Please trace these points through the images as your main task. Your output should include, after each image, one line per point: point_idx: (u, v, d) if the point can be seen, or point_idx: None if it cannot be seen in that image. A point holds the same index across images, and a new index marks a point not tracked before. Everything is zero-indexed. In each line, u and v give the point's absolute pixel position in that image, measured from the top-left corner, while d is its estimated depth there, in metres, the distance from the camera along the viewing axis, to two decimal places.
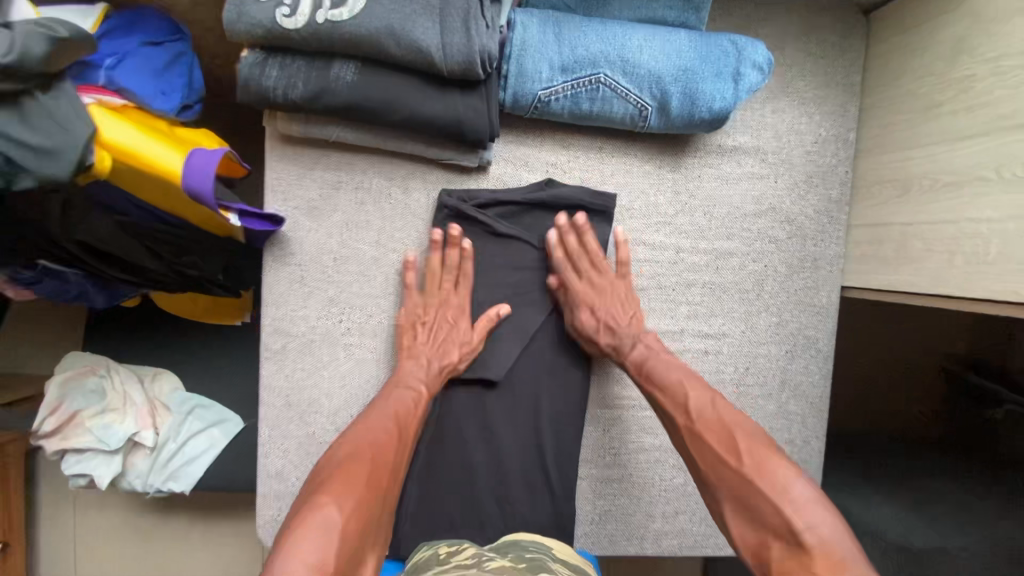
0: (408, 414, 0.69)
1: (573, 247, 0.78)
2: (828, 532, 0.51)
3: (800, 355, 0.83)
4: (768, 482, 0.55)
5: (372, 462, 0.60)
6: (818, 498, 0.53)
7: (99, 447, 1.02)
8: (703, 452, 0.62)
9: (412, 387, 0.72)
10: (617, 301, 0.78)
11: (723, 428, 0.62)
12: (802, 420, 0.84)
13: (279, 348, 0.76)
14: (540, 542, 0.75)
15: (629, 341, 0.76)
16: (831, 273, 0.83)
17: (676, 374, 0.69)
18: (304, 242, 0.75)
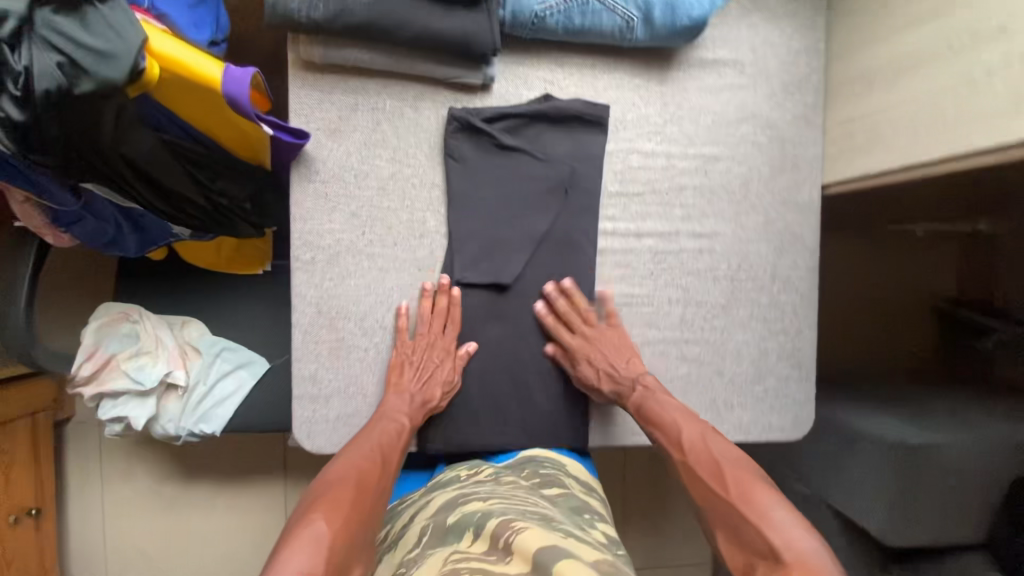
0: (392, 445, 0.76)
1: (562, 308, 0.87)
2: (806, 547, 0.59)
3: (788, 250, 0.90)
4: (749, 506, 0.65)
5: (365, 485, 0.68)
6: (796, 518, 0.62)
7: (134, 388, 1.08)
8: (696, 483, 0.73)
9: (394, 419, 0.79)
10: (611, 348, 0.87)
11: (712, 461, 0.73)
12: (794, 310, 0.91)
13: (308, 260, 0.83)
14: (555, 461, 0.85)
15: (629, 383, 0.85)
16: (810, 172, 0.90)
17: (672, 414, 0.80)
18: (327, 160, 0.82)
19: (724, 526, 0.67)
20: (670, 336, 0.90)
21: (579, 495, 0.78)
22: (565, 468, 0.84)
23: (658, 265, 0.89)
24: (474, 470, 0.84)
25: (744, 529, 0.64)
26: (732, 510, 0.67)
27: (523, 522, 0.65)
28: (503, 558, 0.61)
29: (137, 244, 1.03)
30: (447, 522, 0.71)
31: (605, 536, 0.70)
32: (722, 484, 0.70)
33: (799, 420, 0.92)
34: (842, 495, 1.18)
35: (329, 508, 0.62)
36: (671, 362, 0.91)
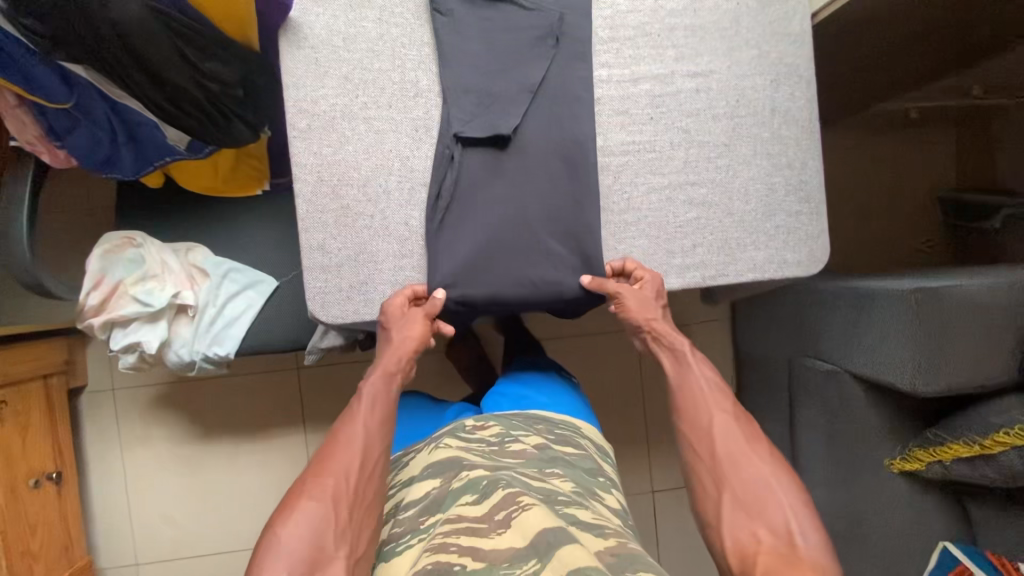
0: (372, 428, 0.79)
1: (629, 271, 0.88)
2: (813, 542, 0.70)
3: (785, 83, 0.90)
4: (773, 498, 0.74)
5: (334, 478, 0.73)
6: (806, 512, 0.72)
7: (144, 309, 1.07)
8: (723, 455, 0.80)
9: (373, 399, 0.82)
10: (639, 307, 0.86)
11: (740, 448, 0.80)
12: (797, 143, 0.90)
13: (304, 127, 0.82)
14: (570, 424, 1.01)
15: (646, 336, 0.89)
16: (800, 3, 0.90)
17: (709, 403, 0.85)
18: (315, 25, 0.82)
19: (735, 497, 0.76)
20: (676, 182, 0.88)
21: (595, 458, 0.92)
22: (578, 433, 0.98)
23: (656, 109, 0.88)
24: (481, 424, 0.94)
25: (757, 504, 0.74)
26: (745, 485, 0.76)
27: (529, 499, 0.69)
28: (495, 529, 0.67)
29: (133, 165, 1.03)
30: (451, 476, 0.78)
31: (617, 500, 0.85)
32: (736, 458, 0.79)
33: (814, 253, 0.91)
34: (865, 358, 1.16)
35: (298, 514, 0.70)
36: (679, 208, 0.89)
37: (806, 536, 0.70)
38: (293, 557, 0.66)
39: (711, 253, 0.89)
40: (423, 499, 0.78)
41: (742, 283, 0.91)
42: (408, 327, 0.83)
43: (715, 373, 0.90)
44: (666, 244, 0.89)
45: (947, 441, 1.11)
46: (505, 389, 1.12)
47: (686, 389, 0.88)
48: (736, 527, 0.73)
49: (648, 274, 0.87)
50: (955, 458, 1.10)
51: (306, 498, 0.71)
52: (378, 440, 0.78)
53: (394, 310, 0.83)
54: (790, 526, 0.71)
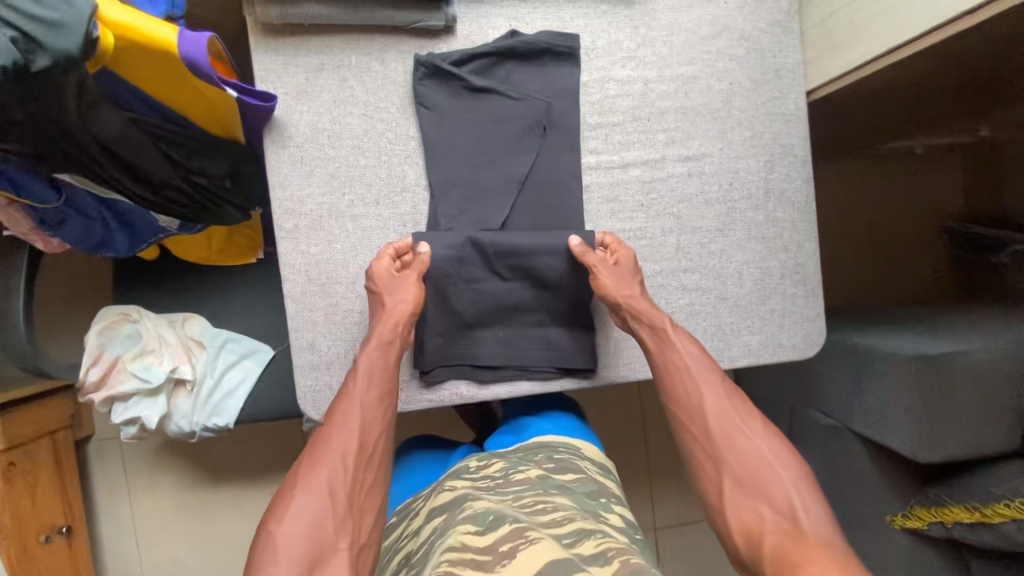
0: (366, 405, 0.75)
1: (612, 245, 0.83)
2: (817, 516, 0.68)
3: (779, 163, 0.88)
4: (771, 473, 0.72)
5: (331, 466, 0.69)
6: (808, 486, 0.71)
7: (143, 386, 1.08)
8: (720, 430, 0.76)
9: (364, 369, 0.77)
10: (626, 283, 0.81)
11: (736, 422, 0.77)
12: (793, 225, 0.88)
13: (292, 228, 0.82)
14: (571, 446, 1.02)
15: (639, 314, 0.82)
16: (794, 80, 0.87)
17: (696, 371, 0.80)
18: (299, 124, 0.81)
19: (735, 476, 0.73)
20: (668, 268, 0.87)
21: (597, 481, 0.90)
22: (579, 454, 0.99)
23: (647, 195, 0.86)
24: (484, 462, 0.95)
25: (756, 481, 0.72)
26: (743, 464, 0.74)
27: (537, 532, 0.69)
28: (500, 561, 0.65)
29: (127, 244, 1.04)
30: (456, 511, 0.78)
31: (622, 518, 0.83)
32: (732, 438, 0.76)
33: (810, 336, 0.89)
34: (868, 421, 1.15)
35: (296, 506, 0.65)
36: (672, 294, 0.87)
37: (808, 508, 0.69)
38: (293, 553, 0.62)
39: (705, 339, 0.88)
40: (429, 541, 0.77)
41: (737, 367, 0.89)
42: (399, 292, 0.79)
43: (700, 345, 0.84)
44: None
45: (947, 503, 1.10)
46: (507, 425, 1.13)
47: (672, 367, 0.81)
48: (737, 505, 0.71)
49: (624, 248, 0.83)
50: (956, 522, 1.09)
51: (304, 489, 0.66)
52: (376, 420, 0.75)
53: (381, 273, 0.79)
54: (791, 502, 0.69)
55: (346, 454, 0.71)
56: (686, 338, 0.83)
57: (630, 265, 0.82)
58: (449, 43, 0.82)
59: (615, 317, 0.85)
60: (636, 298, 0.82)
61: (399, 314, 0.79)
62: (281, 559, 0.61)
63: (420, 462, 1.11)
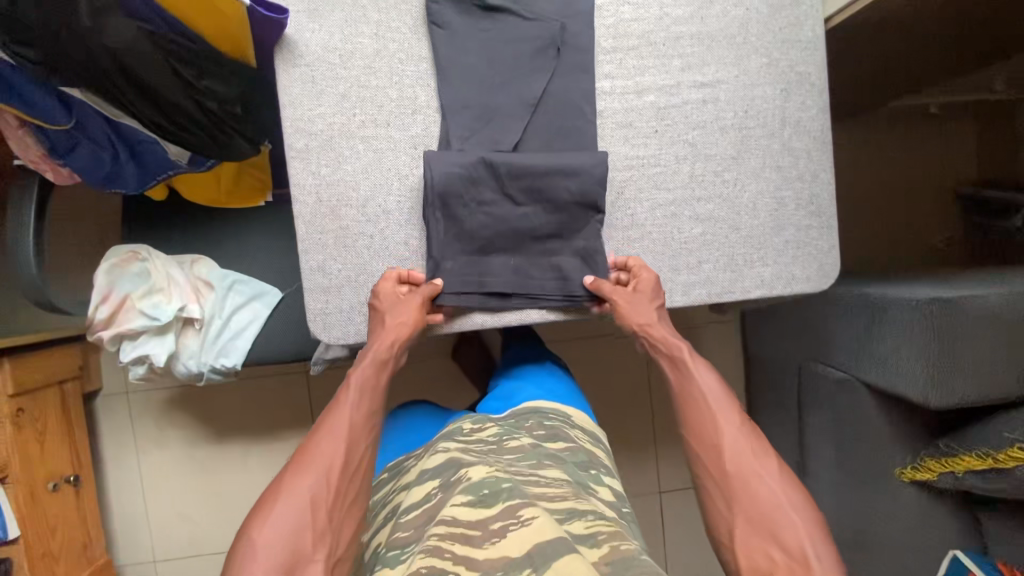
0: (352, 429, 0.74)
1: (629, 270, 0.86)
2: (828, 567, 0.65)
3: (796, 92, 0.86)
4: (784, 516, 0.69)
5: (315, 474, 0.69)
6: (821, 535, 0.68)
7: (151, 324, 1.08)
8: (733, 465, 0.75)
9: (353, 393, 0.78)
10: (643, 309, 0.84)
11: (750, 460, 0.75)
12: (808, 155, 0.87)
13: (302, 148, 0.81)
14: (561, 414, 1.00)
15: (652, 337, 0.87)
16: (812, 7, 0.86)
17: (709, 407, 0.81)
18: (310, 42, 0.80)
19: (747, 516, 0.71)
20: (681, 197, 0.86)
21: (587, 450, 0.90)
22: (570, 421, 0.98)
23: (662, 122, 0.85)
24: (477, 426, 0.93)
25: (770, 523, 0.69)
26: (757, 504, 0.71)
27: (532, 511, 0.65)
28: (489, 538, 0.65)
29: (137, 179, 1.04)
30: (448, 478, 0.75)
31: (612, 491, 0.83)
32: (750, 475, 0.74)
33: (824, 269, 0.88)
34: (879, 370, 1.14)
35: (275, 513, 0.66)
36: (685, 224, 0.86)
37: (820, 556, 0.66)
38: (268, 558, 0.63)
39: (717, 270, 0.87)
40: (421, 500, 0.75)
41: (749, 300, 0.88)
42: (401, 310, 0.80)
43: (719, 380, 0.85)
44: (671, 260, 0.87)
45: (959, 452, 1.10)
46: (502, 390, 1.11)
47: (691, 403, 0.82)
48: (747, 546, 0.69)
49: (646, 273, 0.84)
50: (967, 471, 1.09)
51: (285, 497, 0.67)
52: (364, 431, 0.75)
53: (386, 293, 0.82)
54: (801, 547, 0.66)
55: (333, 466, 0.71)
56: (708, 376, 0.84)
57: (650, 289, 0.84)
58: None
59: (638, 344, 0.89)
60: (654, 326, 0.85)
61: (392, 335, 0.81)
62: (256, 563, 0.63)
63: (413, 424, 1.08)
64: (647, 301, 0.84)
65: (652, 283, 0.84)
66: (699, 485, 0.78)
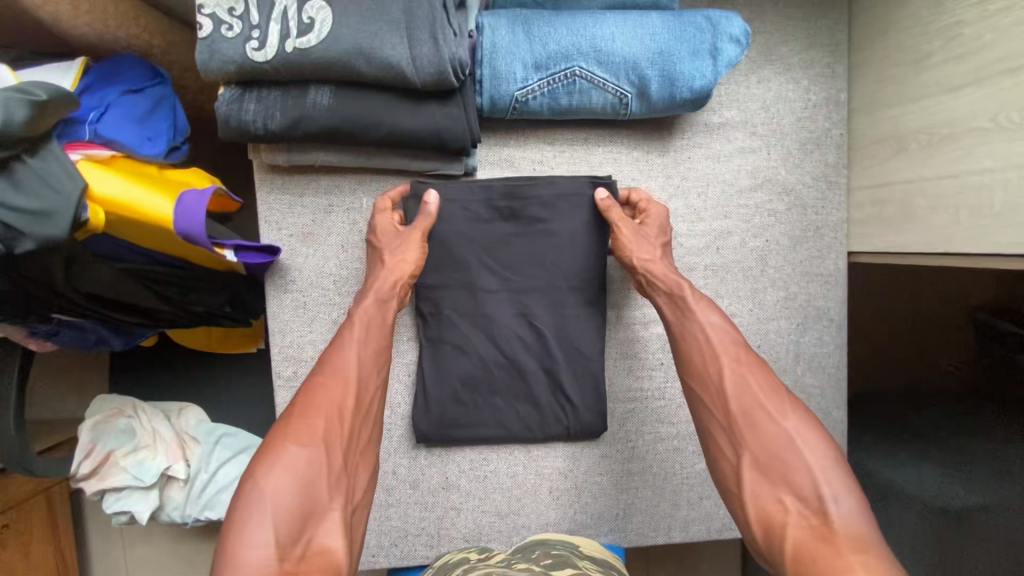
0: (362, 380, 0.67)
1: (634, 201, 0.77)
2: (850, 517, 0.55)
3: (812, 327, 0.82)
4: (795, 458, 0.59)
5: (323, 416, 0.63)
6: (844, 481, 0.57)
7: (135, 484, 1.04)
8: (737, 404, 0.64)
9: (354, 325, 0.70)
10: (644, 241, 0.74)
11: (751, 398, 0.63)
12: (822, 391, 0.83)
13: (290, 375, 0.77)
14: (567, 541, 0.78)
15: (654, 257, 0.73)
16: (836, 239, 0.81)
17: (707, 337, 0.68)
18: (302, 268, 0.76)
19: (754, 459, 0.61)
20: (685, 431, 0.83)
21: None
22: (578, 549, 0.76)
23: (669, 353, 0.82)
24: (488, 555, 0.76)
25: (780, 466, 0.59)
26: (768, 446, 0.60)
27: None
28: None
29: (123, 343, 0.98)
30: None
31: None
32: (757, 414, 0.62)
33: None
34: None
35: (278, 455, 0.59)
36: (688, 457, 0.83)
37: (840, 501, 0.56)
38: (282, 503, 0.56)
39: (718, 506, 0.84)
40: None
41: None
42: (400, 247, 0.72)
43: (726, 321, 0.69)
44: (672, 495, 0.83)
45: None
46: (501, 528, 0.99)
47: (689, 343, 0.69)
48: (756, 493, 0.60)
49: (655, 207, 0.76)
50: None
51: (296, 441, 0.60)
52: (372, 375, 0.68)
53: (382, 227, 0.73)
54: (820, 490, 0.56)
55: (343, 405, 0.65)
56: (711, 308, 0.70)
57: (657, 228, 0.75)
58: (468, 189, 0.76)
59: (635, 285, 0.76)
60: (655, 262, 0.73)
61: (401, 271, 0.72)
62: (267, 503, 0.55)
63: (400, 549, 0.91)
64: (653, 236, 0.75)
65: (658, 222, 0.75)
66: (699, 426, 0.68)
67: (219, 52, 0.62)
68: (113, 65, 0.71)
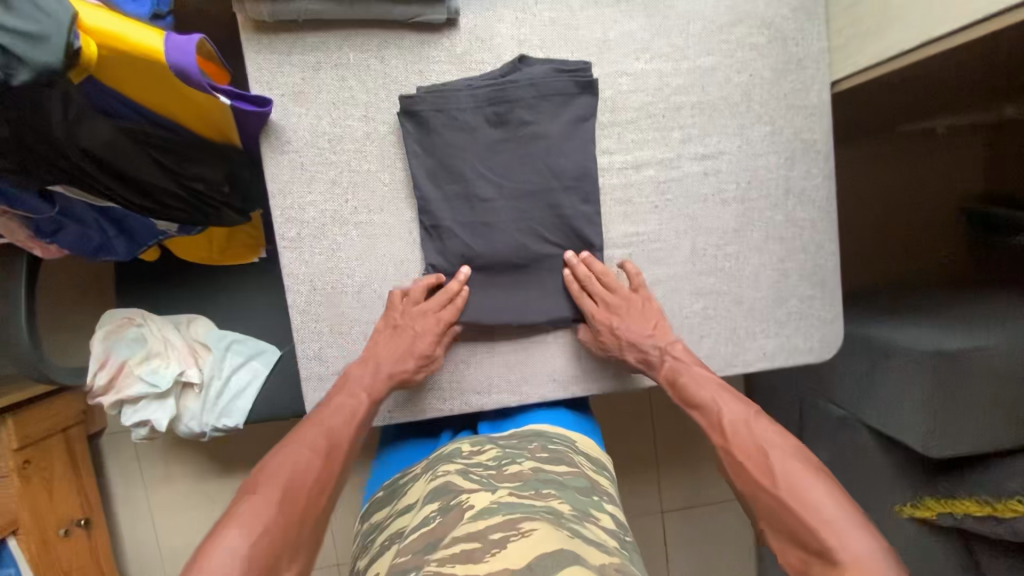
0: (337, 438, 0.73)
1: (583, 274, 0.82)
2: (862, 555, 0.55)
3: (801, 160, 0.84)
4: (801, 501, 0.62)
5: (304, 486, 0.66)
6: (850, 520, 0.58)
7: (152, 391, 1.07)
8: (743, 472, 0.69)
9: (348, 401, 0.76)
10: (635, 316, 0.81)
11: (758, 456, 0.69)
12: (813, 225, 0.85)
13: (294, 237, 0.79)
14: (565, 437, 0.85)
15: (657, 353, 0.81)
16: (818, 70, 0.82)
17: (715, 412, 0.75)
18: (297, 128, 0.78)
19: (772, 522, 0.64)
20: (683, 271, 0.84)
21: (590, 477, 0.76)
22: (574, 445, 0.83)
23: (661, 197, 0.83)
24: (478, 448, 0.81)
25: (794, 525, 0.61)
26: (780, 511, 0.64)
27: (531, 523, 0.59)
28: (490, 549, 0.56)
29: (126, 248, 1.00)
30: (447, 500, 0.67)
31: (613, 518, 0.70)
32: (762, 481, 0.67)
33: (826, 339, 0.87)
34: (880, 412, 1.14)
35: (256, 504, 0.62)
36: (686, 298, 0.85)
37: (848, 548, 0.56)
38: (246, 557, 0.57)
39: (719, 345, 0.86)
40: (420, 525, 0.66)
41: (752, 371, 0.87)
42: (419, 321, 0.78)
43: (730, 393, 0.77)
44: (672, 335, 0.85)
45: (958, 496, 1.09)
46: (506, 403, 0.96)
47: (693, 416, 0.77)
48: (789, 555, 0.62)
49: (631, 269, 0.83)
50: (966, 514, 1.08)
51: (266, 498, 0.63)
52: (348, 447, 0.74)
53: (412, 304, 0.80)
54: (826, 543, 0.58)
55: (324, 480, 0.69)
56: (706, 390, 0.77)
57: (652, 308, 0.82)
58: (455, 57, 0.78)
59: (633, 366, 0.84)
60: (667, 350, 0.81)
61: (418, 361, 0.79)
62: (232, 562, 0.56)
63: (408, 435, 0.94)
64: (598, 295, 0.81)
65: (586, 280, 0.82)
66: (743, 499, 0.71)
67: None
68: None
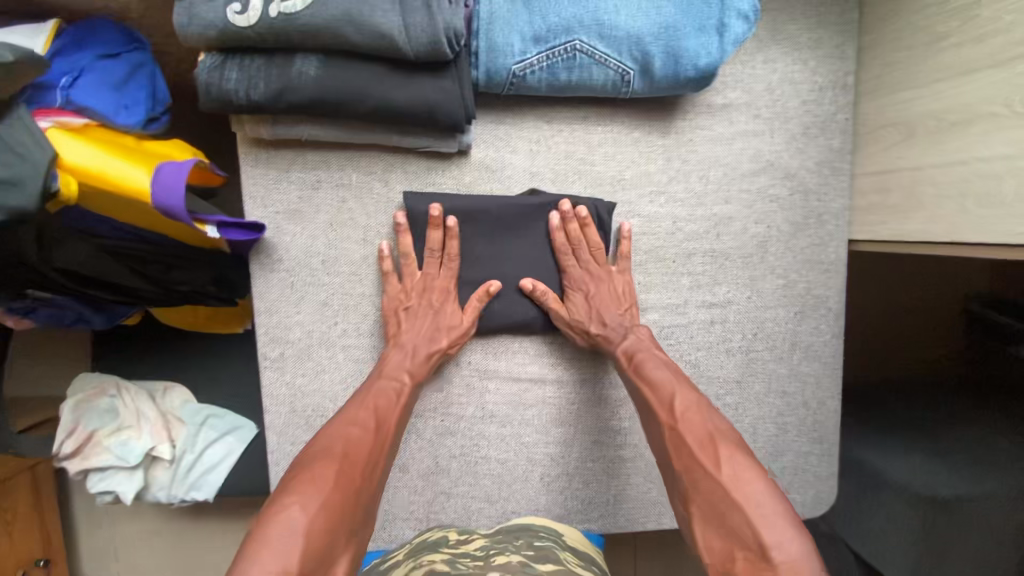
0: (388, 406, 0.69)
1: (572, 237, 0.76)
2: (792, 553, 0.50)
3: (810, 316, 0.81)
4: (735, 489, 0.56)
5: (346, 450, 0.61)
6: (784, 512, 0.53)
7: (119, 464, 1.01)
8: (681, 451, 0.62)
9: (395, 378, 0.72)
10: (608, 294, 0.76)
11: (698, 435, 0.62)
12: (817, 380, 0.83)
13: (277, 356, 0.75)
14: (552, 530, 0.76)
15: (620, 331, 0.75)
16: (838, 227, 0.80)
17: (654, 380, 0.70)
18: (290, 247, 0.74)
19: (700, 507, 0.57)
20: None
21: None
22: (562, 540, 0.75)
23: (663, 341, 0.80)
24: (465, 537, 0.75)
25: (722, 513, 0.55)
26: (711, 499, 0.57)
27: None
28: None
29: (105, 318, 0.91)
30: None
31: None
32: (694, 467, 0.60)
33: (819, 497, 0.85)
34: None
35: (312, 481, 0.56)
36: None
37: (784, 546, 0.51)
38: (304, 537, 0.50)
39: None
40: None
41: None
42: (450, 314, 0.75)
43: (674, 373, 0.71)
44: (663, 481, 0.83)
45: None
46: None
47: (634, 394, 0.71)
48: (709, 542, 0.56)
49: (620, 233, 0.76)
50: None
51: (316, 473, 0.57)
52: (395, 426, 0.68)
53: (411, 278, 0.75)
54: (762, 538, 0.52)
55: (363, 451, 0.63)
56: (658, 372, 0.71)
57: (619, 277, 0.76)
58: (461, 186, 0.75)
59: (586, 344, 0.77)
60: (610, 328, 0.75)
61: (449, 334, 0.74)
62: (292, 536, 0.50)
63: None
64: (585, 262, 0.77)
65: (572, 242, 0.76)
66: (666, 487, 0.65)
67: (199, 15, 0.59)
68: (88, 32, 0.67)
